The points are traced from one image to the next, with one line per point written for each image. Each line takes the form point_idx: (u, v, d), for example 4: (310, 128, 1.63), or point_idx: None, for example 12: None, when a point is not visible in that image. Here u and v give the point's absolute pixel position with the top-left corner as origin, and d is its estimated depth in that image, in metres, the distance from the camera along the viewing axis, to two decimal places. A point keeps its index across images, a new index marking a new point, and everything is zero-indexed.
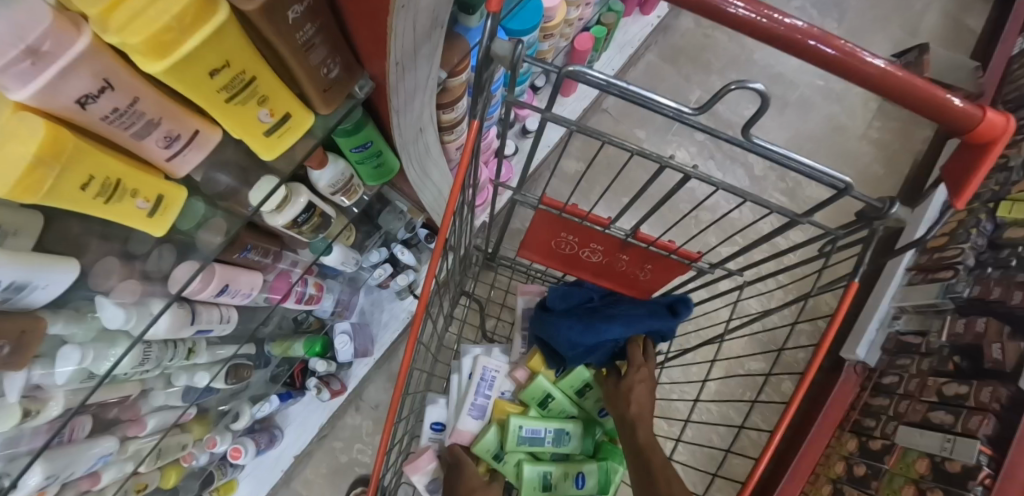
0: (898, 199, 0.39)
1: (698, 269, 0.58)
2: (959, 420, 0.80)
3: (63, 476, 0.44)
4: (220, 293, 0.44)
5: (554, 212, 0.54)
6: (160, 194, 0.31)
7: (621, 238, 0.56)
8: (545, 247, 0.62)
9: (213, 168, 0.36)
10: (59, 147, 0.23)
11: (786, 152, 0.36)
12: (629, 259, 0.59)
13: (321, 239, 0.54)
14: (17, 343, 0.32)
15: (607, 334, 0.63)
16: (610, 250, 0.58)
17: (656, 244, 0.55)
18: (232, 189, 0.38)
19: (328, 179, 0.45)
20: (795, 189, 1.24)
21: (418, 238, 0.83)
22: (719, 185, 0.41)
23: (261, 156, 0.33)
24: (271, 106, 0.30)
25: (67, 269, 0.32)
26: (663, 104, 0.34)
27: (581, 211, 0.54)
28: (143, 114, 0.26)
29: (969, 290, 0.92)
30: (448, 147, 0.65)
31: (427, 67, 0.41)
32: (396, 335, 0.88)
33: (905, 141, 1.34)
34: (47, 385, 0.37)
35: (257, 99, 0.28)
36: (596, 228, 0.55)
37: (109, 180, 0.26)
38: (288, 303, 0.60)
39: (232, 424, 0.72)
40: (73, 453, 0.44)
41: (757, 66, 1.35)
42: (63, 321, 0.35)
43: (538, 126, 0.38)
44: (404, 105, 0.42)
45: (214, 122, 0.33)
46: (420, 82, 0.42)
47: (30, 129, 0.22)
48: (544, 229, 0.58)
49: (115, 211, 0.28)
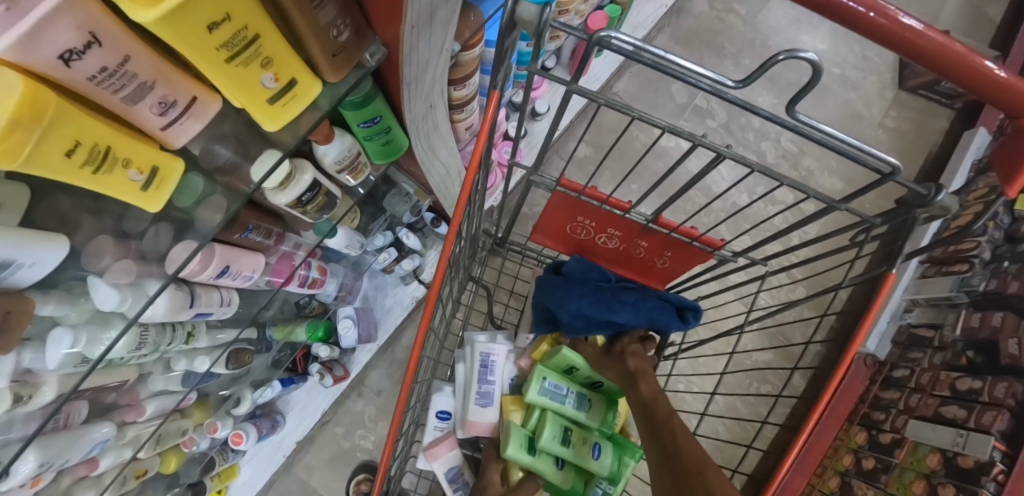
0: (943, 187, 0.37)
1: (720, 257, 0.56)
2: (972, 415, 0.79)
3: (58, 463, 0.42)
4: (220, 275, 0.42)
5: (572, 194, 0.51)
6: (155, 166, 0.28)
7: (642, 223, 0.53)
8: (560, 231, 0.60)
9: (211, 141, 0.33)
10: (41, 108, 0.20)
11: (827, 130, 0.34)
12: (648, 246, 0.57)
13: (326, 221, 0.52)
14: (3, 324, 0.29)
15: (616, 317, 0.60)
16: (628, 235, 0.56)
17: (677, 230, 0.53)
18: (233, 164, 0.36)
19: (335, 155, 0.42)
20: (807, 178, 1.21)
21: (424, 222, 0.80)
22: (753, 167, 0.39)
23: (265, 128, 0.31)
24: (276, 70, 0.28)
25: (56, 246, 0.30)
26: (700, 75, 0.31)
27: (601, 194, 0.51)
28: (135, 75, 0.24)
29: (985, 283, 0.90)
30: (458, 126, 0.62)
31: (442, 36, 0.38)
32: (400, 321, 0.87)
33: (922, 131, 1.31)
34: (38, 369, 0.35)
35: (261, 60, 0.26)
36: (616, 212, 0.52)
37: (98, 147, 0.24)
38: (291, 287, 0.58)
39: (233, 409, 0.71)
40: (68, 439, 0.42)
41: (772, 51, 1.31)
42: (54, 302, 0.33)
43: (561, 99, 0.35)
44: (416, 77, 0.39)
45: (213, 90, 0.30)
46: (433, 52, 0.39)
47: (6, 87, 0.19)
48: (560, 212, 0.55)
49: (106, 183, 0.26)
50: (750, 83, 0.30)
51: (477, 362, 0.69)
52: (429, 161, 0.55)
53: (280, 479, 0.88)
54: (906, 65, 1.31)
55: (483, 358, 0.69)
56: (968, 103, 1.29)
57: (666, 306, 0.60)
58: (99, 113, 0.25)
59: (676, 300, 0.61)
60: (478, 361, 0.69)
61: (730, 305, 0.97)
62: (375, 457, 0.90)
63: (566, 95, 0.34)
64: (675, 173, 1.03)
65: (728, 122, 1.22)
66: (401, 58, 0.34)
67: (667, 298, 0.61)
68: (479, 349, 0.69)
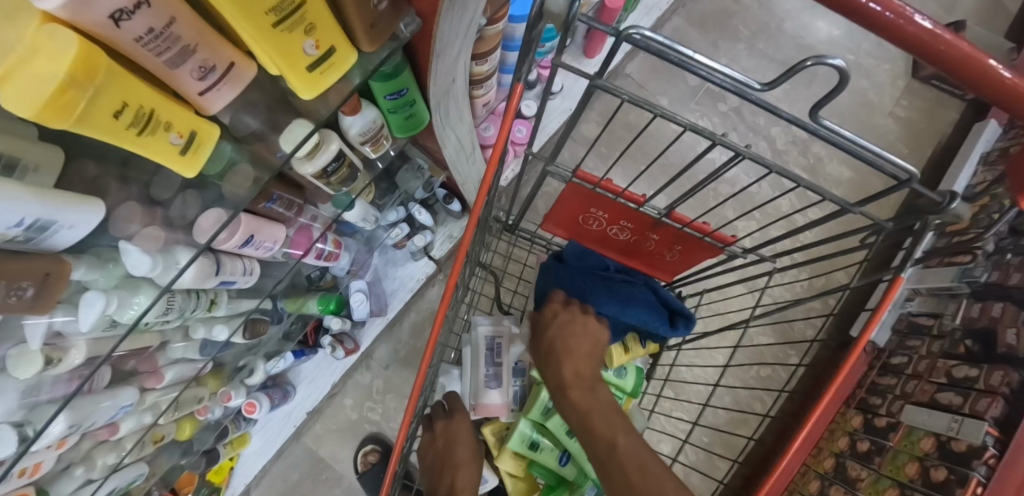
0: (958, 195, 0.37)
1: (730, 253, 0.53)
2: (967, 402, 0.80)
3: (84, 426, 0.43)
4: (244, 244, 0.42)
5: (587, 187, 0.48)
6: (193, 130, 0.28)
7: (654, 217, 0.50)
8: (573, 225, 0.56)
9: (241, 110, 0.33)
10: (92, 67, 0.20)
11: (851, 135, 0.33)
12: (658, 239, 0.54)
13: (345, 194, 0.52)
14: (41, 286, 0.30)
15: (601, 305, 0.62)
16: (639, 228, 0.53)
17: (690, 229, 0.50)
18: (260, 134, 0.35)
19: (361, 127, 0.42)
20: (816, 166, 1.21)
21: (436, 198, 0.80)
22: (769, 166, 0.38)
23: (301, 96, 0.31)
24: (317, 37, 0.28)
25: (92, 210, 0.30)
26: (726, 75, 0.31)
27: (616, 187, 0.48)
28: (179, 38, 0.24)
29: (987, 275, 0.91)
30: (476, 103, 0.62)
31: (475, 10, 0.38)
32: (408, 297, 0.87)
33: (931, 121, 1.30)
34: (68, 332, 0.35)
35: (304, 26, 0.27)
36: (630, 206, 0.49)
37: (141, 109, 0.24)
38: (308, 260, 0.59)
39: (247, 379, 0.72)
40: (94, 403, 0.43)
41: (786, 36, 1.29)
42: (86, 266, 0.33)
43: (584, 94, 0.34)
44: (446, 50, 0.39)
45: (249, 57, 0.30)
46: (464, 24, 0.39)
47: (61, 44, 0.19)
48: (572, 203, 0.51)
49: (148, 146, 0.26)
50: (776, 87, 0.29)
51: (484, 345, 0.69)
52: (448, 134, 0.55)
53: (290, 448, 0.90)
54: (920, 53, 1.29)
55: (488, 343, 0.69)
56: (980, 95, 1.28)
57: (659, 310, 0.63)
58: (141, 74, 0.25)
59: (671, 303, 0.64)
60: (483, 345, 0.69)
61: (735, 291, 0.97)
62: (383, 429, 0.92)
63: (589, 89, 0.33)
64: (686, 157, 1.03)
65: (740, 107, 1.21)
66: (437, 32, 0.35)
67: (664, 302, 0.64)
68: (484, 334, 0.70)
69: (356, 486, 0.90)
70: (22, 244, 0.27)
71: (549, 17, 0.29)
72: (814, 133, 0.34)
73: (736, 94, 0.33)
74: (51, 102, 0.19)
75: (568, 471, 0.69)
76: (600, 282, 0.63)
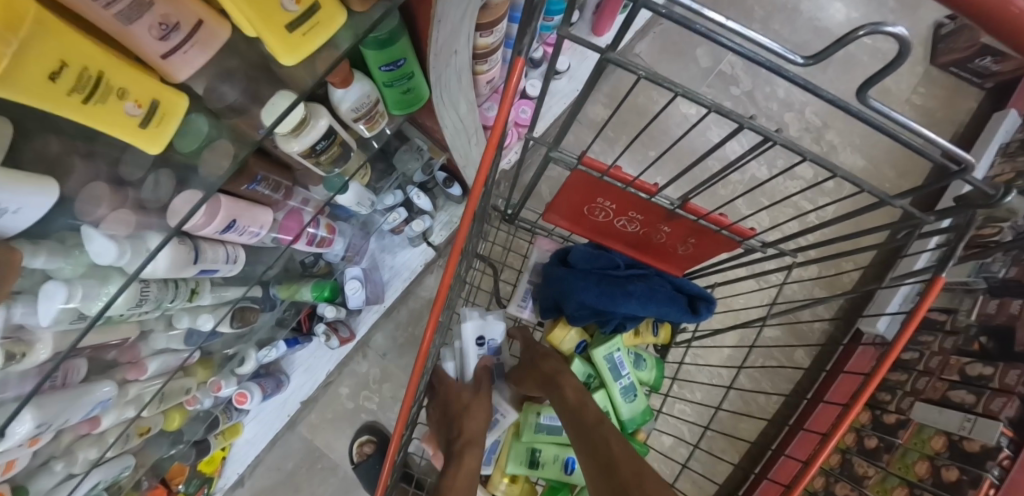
0: (1015, 188, 0.32)
1: (748, 247, 0.49)
2: (981, 400, 0.78)
3: (56, 424, 0.40)
4: (225, 230, 0.38)
5: (594, 175, 0.44)
6: (154, 99, 0.25)
7: (666, 209, 0.46)
8: (578, 218, 0.53)
9: (215, 78, 0.29)
10: (12, 13, 0.16)
11: (906, 121, 0.28)
12: (671, 232, 0.50)
13: (338, 176, 0.49)
14: None
15: (621, 308, 0.57)
16: (651, 220, 0.49)
17: (704, 218, 0.46)
18: (241, 107, 0.32)
19: (353, 101, 0.38)
20: (828, 153, 1.17)
21: (436, 181, 0.77)
22: (801, 152, 0.34)
23: (282, 61, 0.27)
24: None
25: (44, 191, 0.26)
26: (764, 48, 0.25)
27: (627, 176, 0.44)
28: None
29: (1005, 270, 0.88)
30: (479, 79, 0.57)
31: None
32: (405, 286, 0.84)
33: (950, 109, 1.26)
34: (30, 324, 0.32)
35: None
36: (641, 196, 0.45)
37: (85, 71, 0.20)
38: (299, 245, 0.55)
39: (238, 369, 0.69)
40: (67, 399, 0.40)
41: (803, 17, 1.24)
42: (46, 253, 0.30)
43: (595, 69, 0.29)
44: (447, 13, 0.35)
45: (221, 15, 0.26)
46: None
47: None
48: (578, 192, 0.48)
49: (98, 117, 0.22)
50: (822, 61, 0.25)
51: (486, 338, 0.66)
52: (448, 112, 0.50)
53: (286, 436, 0.88)
54: (940, 38, 1.24)
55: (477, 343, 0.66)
56: (1000, 82, 1.23)
57: (679, 298, 0.58)
58: (85, 30, 0.21)
59: (690, 289, 0.59)
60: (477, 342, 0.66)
61: (743, 283, 0.95)
62: (380, 419, 0.90)
63: (600, 64, 0.29)
64: (695, 143, 0.99)
65: (752, 90, 1.16)
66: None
67: (680, 288, 0.60)
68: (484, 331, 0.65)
69: (352, 477, 0.88)
70: None
71: None
72: (862, 121, 0.29)
73: (775, 73, 0.28)
74: None
75: (575, 479, 0.66)
76: (608, 279, 0.58)
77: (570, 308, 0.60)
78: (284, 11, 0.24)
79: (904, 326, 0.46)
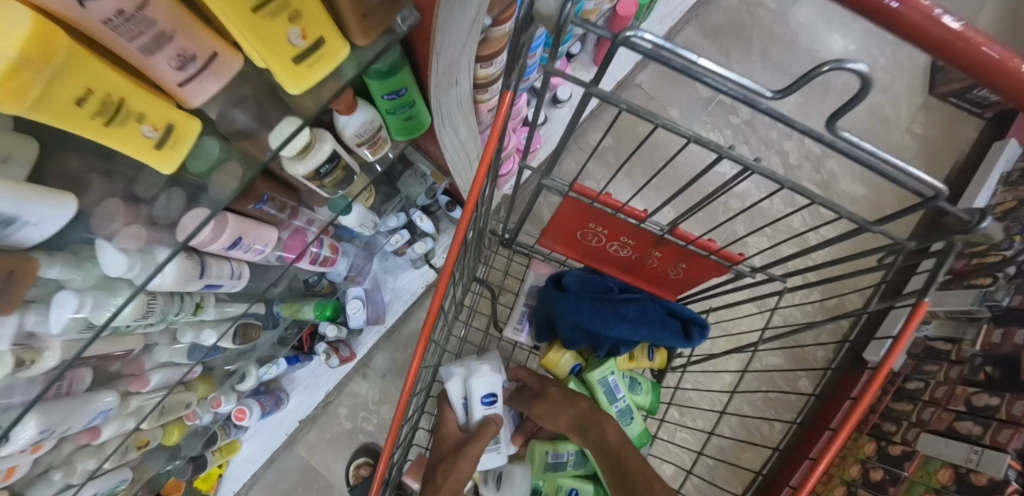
0: (989, 214, 0.33)
1: (737, 271, 0.50)
2: (988, 431, 0.77)
3: (58, 431, 0.40)
4: (232, 246, 0.40)
5: (584, 202, 0.45)
6: (170, 123, 0.27)
7: (656, 234, 0.47)
8: (572, 240, 0.54)
9: (227, 104, 0.31)
10: (48, 45, 0.18)
11: (876, 149, 0.30)
12: (661, 256, 0.51)
13: (341, 197, 0.50)
14: (6, 283, 0.28)
15: (613, 331, 0.58)
16: (642, 244, 0.50)
17: (691, 242, 0.47)
18: (249, 131, 0.34)
19: (356, 127, 0.40)
20: (829, 181, 1.19)
21: (438, 205, 0.79)
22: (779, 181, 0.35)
23: (288, 90, 0.29)
24: (304, 27, 0.27)
25: (63, 205, 0.28)
26: (731, 81, 0.27)
27: (616, 202, 0.45)
28: (152, 21, 0.22)
29: (1009, 299, 0.87)
30: (480, 108, 0.60)
31: (475, 8, 0.36)
32: (406, 307, 0.85)
33: (950, 136, 1.27)
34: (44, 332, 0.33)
35: (289, 13, 0.25)
36: (630, 222, 0.46)
37: (108, 97, 0.22)
38: (303, 264, 0.57)
39: (238, 385, 0.70)
40: (69, 407, 0.41)
41: (802, 49, 1.27)
42: (60, 264, 0.31)
43: (579, 102, 0.31)
44: (445, 48, 0.37)
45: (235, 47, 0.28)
46: (464, 27, 0.37)
47: (10, 17, 0.17)
48: (571, 218, 0.49)
49: (118, 138, 0.24)
50: (789, 95, 0.26)
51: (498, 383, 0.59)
52: (449, 138, 0.53)
53: (283, 456, 0.88)
54: (937, 70, 1.27)
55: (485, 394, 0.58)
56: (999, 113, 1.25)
57: (671, 321, 0.59)
58: (110, 60, 0.23)
59: (683, 313, 0.60)
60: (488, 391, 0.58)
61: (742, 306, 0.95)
62: (377, 440, 0.90)
63: (584, 97, 0.30)
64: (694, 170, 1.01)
65: (752, 120, 1.18)
66: (436, 28, 0.34)
67: (674, 312, 0.60)
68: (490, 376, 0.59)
69: None
70: None
71: (540, 18, 0.26)
72: (836, 150, 0.30)
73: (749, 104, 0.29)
74: (3, 83, 0.18)
75: None
76: (601, 301, 0.59)
77: (564, 330, 0.61)
78: (293, 49, 0.27)
79: (891, 352, 0.46)
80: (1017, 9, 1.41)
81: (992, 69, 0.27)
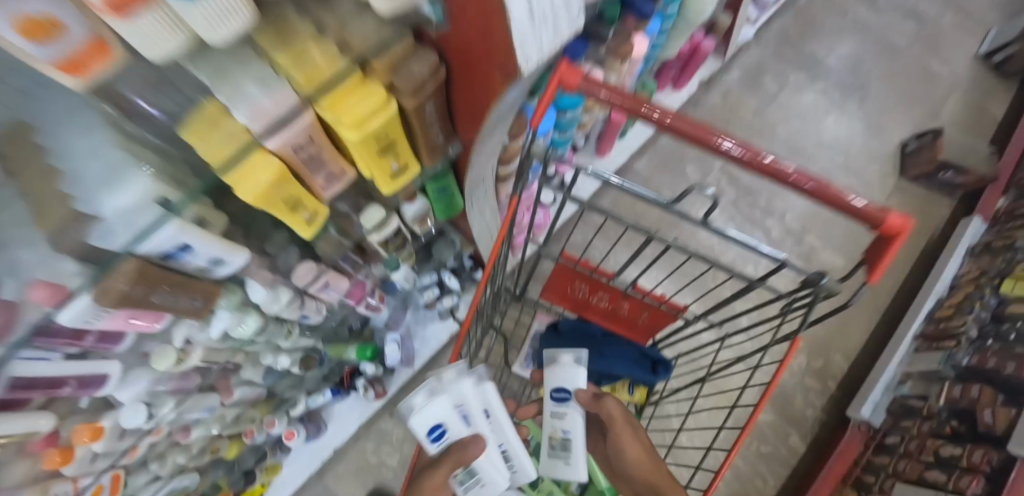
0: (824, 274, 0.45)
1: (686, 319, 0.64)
2: (951, 479, 0.85)
3: (179, 415, 0.58)
4: (321, 288, 0.58)
5: (570, 264, 0.61)
6: (318, 210, 0.46)
7: (623, 288, 0.62)
8: (561, 296, 0.70)
9: (340, 197, 0.49)
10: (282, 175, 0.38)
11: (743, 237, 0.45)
12: (630, 307, 0.66)
13: (395, 258, 0.67)
14: (202, 302, 0.45)
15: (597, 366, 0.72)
16: (615, 297, 0.65)
17: (649, 295, 0.62)
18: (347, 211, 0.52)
19: (415, 210, 0.59)
20: (809, 254, 1.35)
21: (464, 267, 0.95)
22: (691, 253, 0.49)
23: (382, 190, 0.48)
24: (400, 159, 0.46)
25: (242, 256, 0.45)
26: (647, 196, 0.44)
27: (592, 264, 0.61)
28: (323, 160, 0.41)
29: (969, 358, 1.03)
30: (500, 194, 0.79)
31: (498, 140, 0.55)
32: (433, 352, 1.00)
33: (922, 216, 1.49)
34: (196, 341, 0.51)
35: (393, 154, 0.45)
36: (603, 279, 0.62)
37: (296, 198, 0.41)
38: (359, 309, 0.73)
39: (290, 411, 0.84)
40: (189, 401, 0.59)
41: (779, 140, 1.55)
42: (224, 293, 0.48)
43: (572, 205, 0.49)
44: (478, 163, 0.56)
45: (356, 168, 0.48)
46: (492, 151, 0.57)
47: (269, 164, 0.37)
48: (561, 276, 0.65)
49: (292, 218, 0.44)
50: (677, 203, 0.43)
51: (449, 410, 0.58)
52: (476, 216, 0.71)
53: (313, 486, 0.99)
54: (905, 156, 1.52)
55: (431, 427, 0.58)
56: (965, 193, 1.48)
57: (643, 361, 0.73)
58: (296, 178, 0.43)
59: (652, 354, 0.74)
60: (435, 421, 0.57)
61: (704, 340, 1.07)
62: (397, 475, 1.00)
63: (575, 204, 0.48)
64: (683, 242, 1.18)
65: (737, 200, 1.37)
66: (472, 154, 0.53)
67: (646, 353, 0.74)
68: (446, 397, 0.58)
69: None
70: (202, 272, 0.44)
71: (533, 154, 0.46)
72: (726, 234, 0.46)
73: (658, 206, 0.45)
74: (260, 193, 0.37)
75: None
76: (589, 344, 0.73)
77: None
78: (387, 170, 0.45)
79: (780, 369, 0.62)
80: (974, 109, 1.63)
81: (859, 211, 0.41)
